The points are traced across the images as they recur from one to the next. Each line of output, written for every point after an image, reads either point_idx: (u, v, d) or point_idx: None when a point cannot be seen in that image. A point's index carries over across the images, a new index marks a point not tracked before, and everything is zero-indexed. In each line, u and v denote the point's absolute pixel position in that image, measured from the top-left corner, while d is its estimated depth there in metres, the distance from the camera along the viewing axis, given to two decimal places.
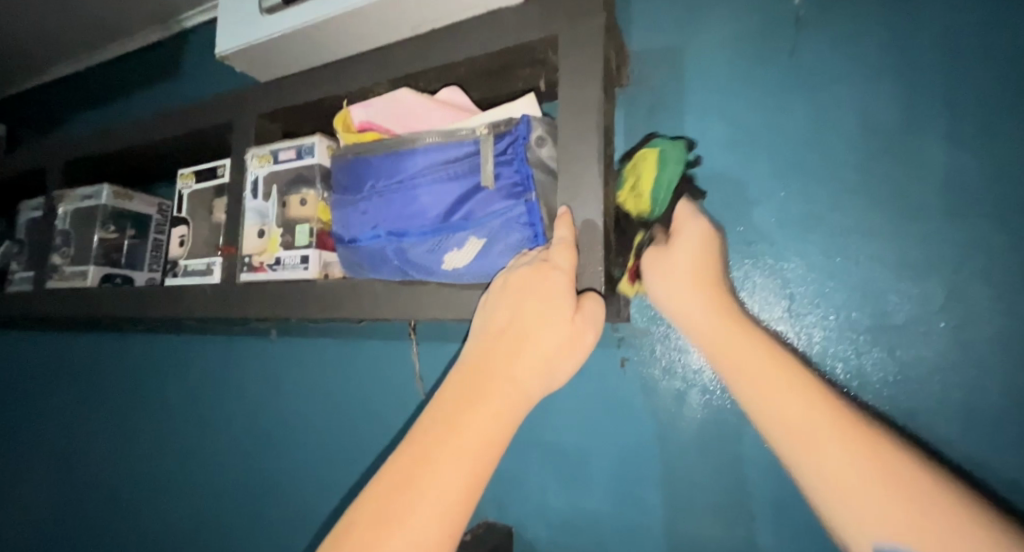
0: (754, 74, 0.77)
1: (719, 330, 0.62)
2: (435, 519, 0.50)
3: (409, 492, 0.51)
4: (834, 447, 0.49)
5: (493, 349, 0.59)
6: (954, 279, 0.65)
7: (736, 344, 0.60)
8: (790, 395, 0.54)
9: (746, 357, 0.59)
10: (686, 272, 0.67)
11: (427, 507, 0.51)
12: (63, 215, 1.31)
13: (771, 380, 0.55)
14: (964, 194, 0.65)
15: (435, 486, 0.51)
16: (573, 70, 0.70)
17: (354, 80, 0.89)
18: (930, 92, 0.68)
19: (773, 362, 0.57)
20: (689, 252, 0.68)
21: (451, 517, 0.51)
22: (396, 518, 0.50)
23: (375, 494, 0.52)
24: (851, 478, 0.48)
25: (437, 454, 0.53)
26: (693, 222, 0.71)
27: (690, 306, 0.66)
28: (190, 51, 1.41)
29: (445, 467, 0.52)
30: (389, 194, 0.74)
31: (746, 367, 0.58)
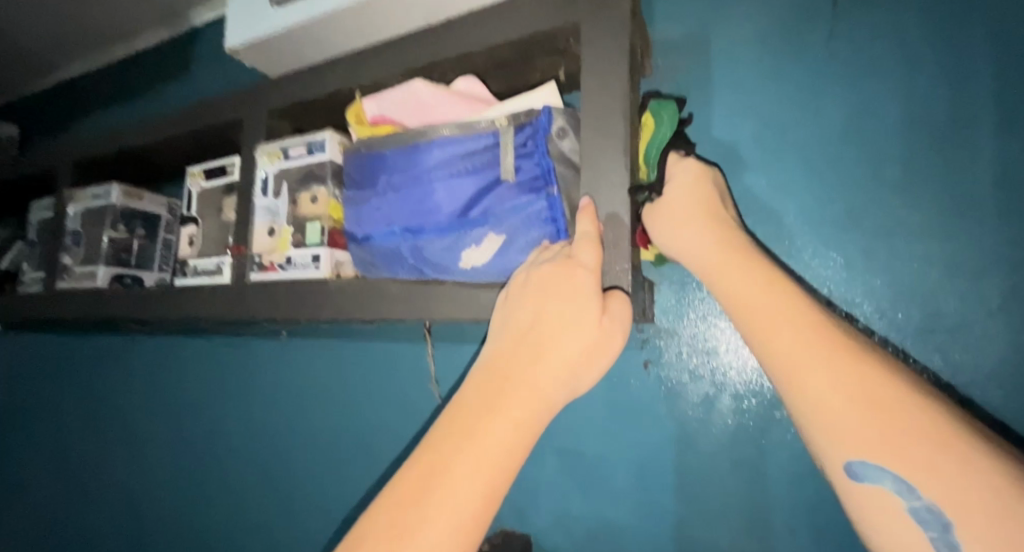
0: (786, 62, 0.73)
1: (715, 261, 0.58)
2: (451, 535, 0.47)
3: (425, 505, 0.48)
4: (823, 366, 0.46)
5: (515, 352, 0.55)
6: (1009, 278, 0.60)
7: (732, 269, 0.56)
8: (786, 326, 0.50)
9: (744, 286, 0.54)
10: (681, 208, 0.63)
11: (441, 521, 0.47)
12: (74, 215, 1.30)
13: (771, 310, 0.51)
14: (1018, 187, 0.61)
15: (451, 498, 0.48)
16: (597, 58, 0.66)
17: (367, 73, 0.86)
18: (979, 79, 0.63)
19: (774, 293, 0.53)
20: (684, 189, 0.64)
21: (467, 532, 0.47)
22: (408, 532, 0.47)
23: (386, 506, 0.49)
24: (840, 398, 0.45)
25: (453, 465, 0.49)
26: (687, 161, 0.66)
27: (686, 237, 0.61)
28: (200, 48, 1.39)
29: (462, 478, 0.49)
30: (403, 190, 0.71)
31: (741, 296, 0.54)
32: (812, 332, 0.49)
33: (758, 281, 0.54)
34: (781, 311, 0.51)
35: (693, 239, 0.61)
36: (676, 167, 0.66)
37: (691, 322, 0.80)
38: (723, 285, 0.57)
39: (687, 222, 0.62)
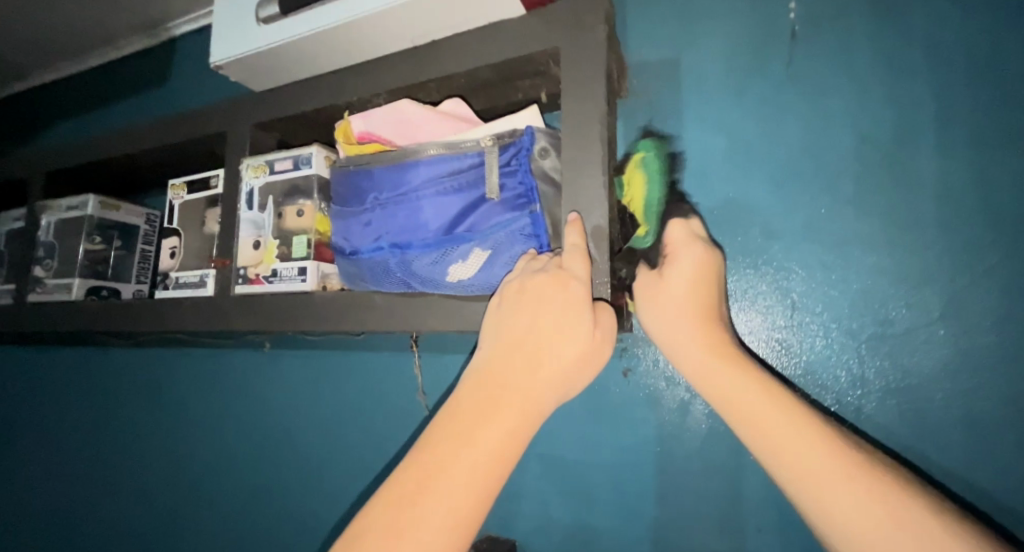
0: (751, 87, 0.78)
1: (715, 370, 0.62)
2: (448, 531, 0.50)
3: (422, 503, 0.51)
4: (841, 485, 0.51)
5: (510, 360, 0.58)
6: (950, 289, 0.66)
7: (735, 380, 0.60)
8: (797, 441, 0.54)
9: (748, 399, 0.59)
10: (684, 305, 0.66)
11: (440, 518, 0.50)
12: (47, 226, 1.28)
13: (777, 418, 0.56)
14: (957, 205, 0.67)
15: (449, 497, 0.51)
16: (576, 82, 0.70)
17: (353, 91, 0.88)
18: (923, 105, 0.69)
19: (778, 406, 0.57)
20: (688, 281, 0.67)
21: (460, 530, 0.51)
22: (408, 529, 0.50)
23: (385, 503, 0.52)
24: (859, 519, 0.49)
25: (451, 465, 0.52)
26: (696, 246, 0.69)
27: (685, 336, 0.65)
28: (179, 59, 1.39)
29: (458, 478, 0.52)
30: (393, 206, 0.73)
31: (747, 410, 0.58)
32: (825, 448, 0.53)
33: (762, 394, 0.58)
34: (790, 427, 0.55)
35: (692, 342, 0.64)
36: (684, 252, 0.69)
37: None
38: (724, 395, 0.60)
39: (688, 320, 0.65)
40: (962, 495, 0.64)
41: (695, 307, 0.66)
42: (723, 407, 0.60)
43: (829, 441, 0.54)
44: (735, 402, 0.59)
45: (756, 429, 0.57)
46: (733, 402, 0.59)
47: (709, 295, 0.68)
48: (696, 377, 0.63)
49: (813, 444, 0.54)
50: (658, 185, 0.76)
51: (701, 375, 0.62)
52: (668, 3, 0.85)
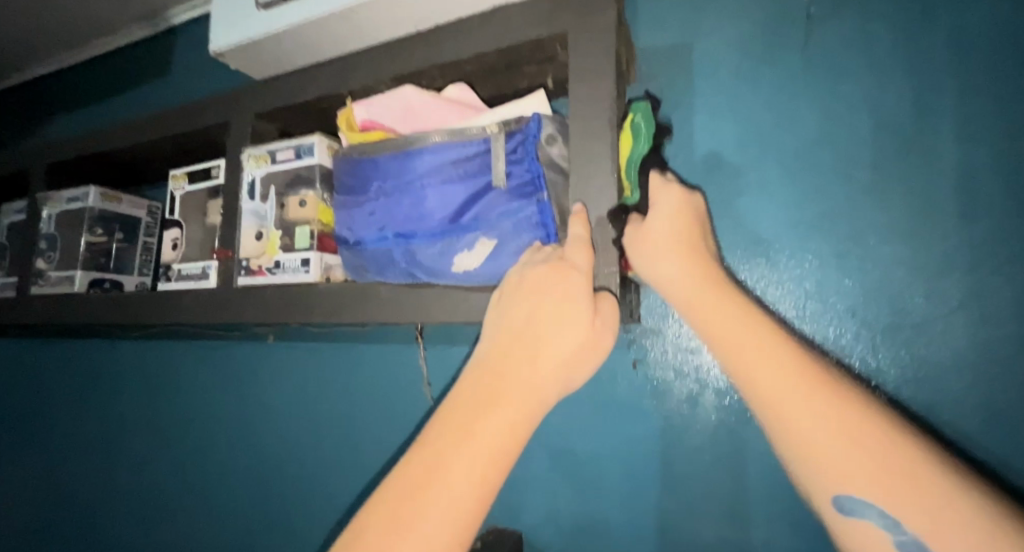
0: (763, 71, 0.76)
1: (695, 292, 0.58)
2: (451, 525, 0.49)
3: (421, 499, 0.50)
4: (818, 402, 0.47)
5: (511, 352, 0.57)
6: (967, 278, 0.64)
7: (713, 303, 0.56)
8: (769, 363, 0.50)
9: (725, 320, 0.54)
10: (661, 238, 0.61)
11: (441, 514, 0.49)
12: (48, 218, 1.27)
13: (751, 337, 0.52)
14: (976, 193, 0.65)
15: (450, 492, 0.50)
16: (584, 67, 0.68)
17: (355, 79, 0.87)
18: (941, 89, 0.67)
19: (756, 329, 0.53)
20: (666, 218, 0.62)
21: (461, 525, 0.49)
22: (410, 525, 0.49)
23: (385, 500, 0.51)
24: (834, 435, 0.46)
25: (452, 458, 0.51)
26: (670, 189, 0.65)
27: (665, 265, 0.60)
28: (180, 48, 1.38)
29: (458, 472, 0.51)
30: (396, 195, 0.72)
31: (723, 331, 0.54)
32: (795, 371, 0.49)
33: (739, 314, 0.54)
34: (766, 350, 0.51)
35: (670, 266, 0.59)
36: (660, 194, 0.65)
37: (674, 322, 0.83)
38: (703, 314, 0.56)
39: (666, 250, 0.60)
40: None
41: (675, 236, 0.61)
42: (699, 327, 0.56)
43: (805, 367, 0.50)
44: (711, 323, 0.55)
45: (731, 349, 0.53)
46: (709, 323, 0.55)
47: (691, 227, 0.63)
48: (676, 295, 0.59)
49: (787, 367, 0.50)
50: (645, 143, 0.68)
51: (681, 296, 0.58)
52: None
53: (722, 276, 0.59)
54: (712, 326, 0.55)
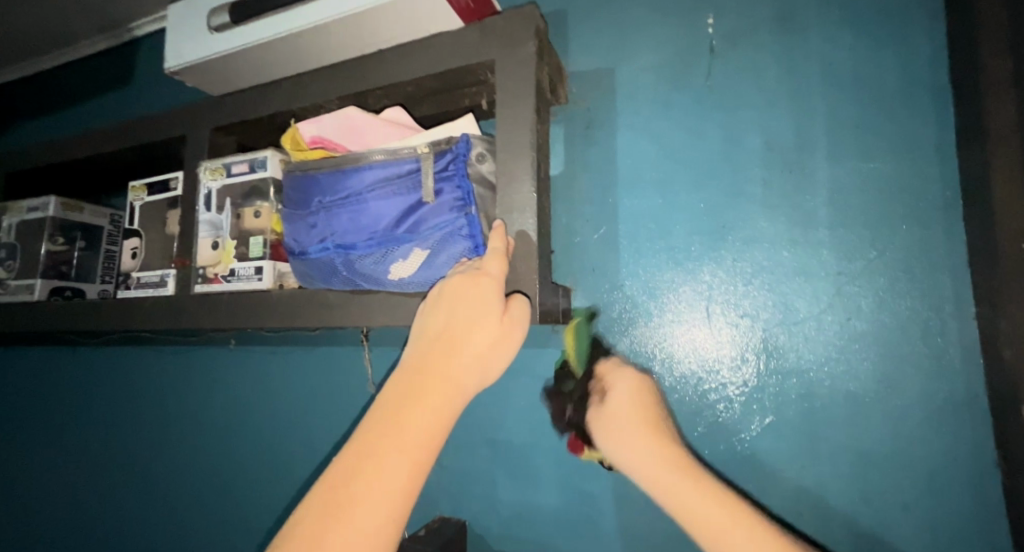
0: (673, 95, 0.84)
1: (658, 468, 0.66)
2: (382, 507, 0.55)
3: (355, 485, 0.56)
4: None
5: (432, 350, 0.64)
6: (841, 281, 0.73)
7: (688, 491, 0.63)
8: (735, 533, 0.58)
9: (689, 496, 0.62)
10: (626, 420, 0.71)
11: (372, 498, 0.55)
12: (8, 228, 1.29)
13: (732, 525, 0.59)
14: (848, 206, 0.74)
15: (380, 480, 0.56)
16: (508, 93, 0.75)
17: (303, 98, 0.92)
18: (821, 115, 0.76)
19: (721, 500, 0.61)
20: (633, 399, 0.74)
21: (394, 506, 0.56)
22: (343, 510, 0.54)
23: (323, 491, 0.56)
24: None
25: (379, 449, 0.57)
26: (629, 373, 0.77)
27: (641, 451, 0.68)
28: (139, 60, 1.41)
29: (388, 460, 0.57)
30: (336, 209, 0.78)
31: (689, 507, 0.62)
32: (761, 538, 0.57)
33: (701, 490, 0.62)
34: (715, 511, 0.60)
35: (645, 452, 0.68)
36: (619, 379, 0.76)
37: None
38: (666, 490, 0.64)
39: (630, 425, 0.71)
40: (849, 466, 0.72)
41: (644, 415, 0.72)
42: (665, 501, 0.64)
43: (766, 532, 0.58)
44: (677, 497, 0.63)
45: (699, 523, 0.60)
46: (675, 498, 0.63)
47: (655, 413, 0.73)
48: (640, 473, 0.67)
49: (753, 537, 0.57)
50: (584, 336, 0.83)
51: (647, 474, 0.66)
52: (602, 16, 0.90)
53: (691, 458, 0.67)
54: (678, 501, 0.63)
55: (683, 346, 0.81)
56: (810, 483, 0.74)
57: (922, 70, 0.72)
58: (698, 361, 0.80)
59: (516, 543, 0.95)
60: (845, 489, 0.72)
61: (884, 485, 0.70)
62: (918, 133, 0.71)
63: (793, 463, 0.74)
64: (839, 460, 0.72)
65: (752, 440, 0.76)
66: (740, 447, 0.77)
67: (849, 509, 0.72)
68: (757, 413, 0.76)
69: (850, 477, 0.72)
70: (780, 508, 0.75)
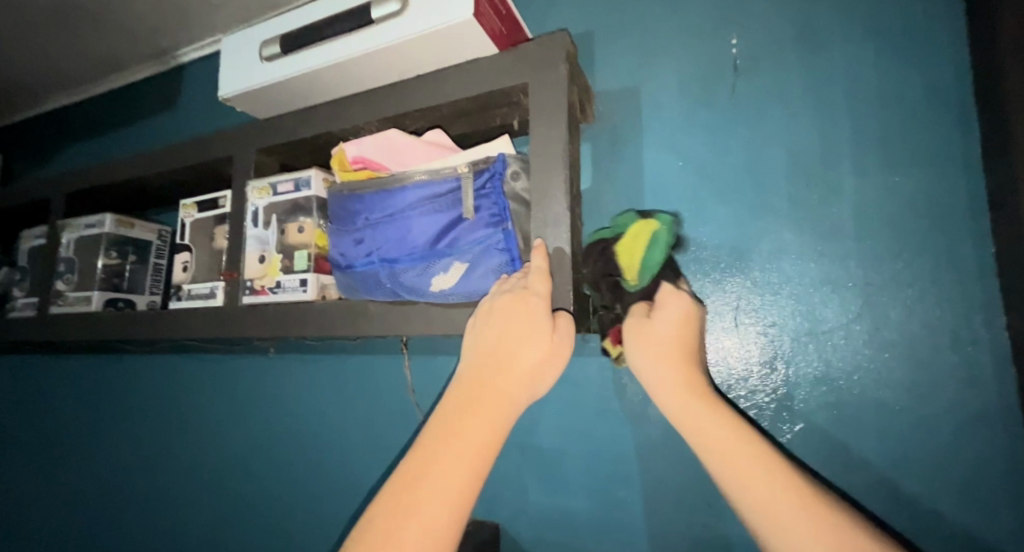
0: (699, 112, 0.88)
1: (699, 414, 0.69)
2: (445, 509, 0.61)
3: (420, 489, 0.61)
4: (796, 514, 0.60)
5: (484, 367, 0.69)
6: (868, 290, 0.75)
7: (700, 416, 0.69)
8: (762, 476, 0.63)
9: (725, 437, 0.66)
10: (667, 346, 0.74)
11: (436, 501, 0.61)
12: (67, 243, 1.38)
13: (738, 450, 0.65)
14: (873, 218, 0.76)
15: (443, 483, 0.62)
16: (541, 114, 0.80)
17: (345, 120, 0.98)
18: (844, 129, 0.79)
19: (758, 446, 0.65)
20: (670, 329, 0.74)
21: (455, 508, 0.61)
22: (411, 512, 0.60)
23: (391, 494, 0.62)
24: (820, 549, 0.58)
25: (443, 457, 0.63)
26: (675, 295, 0.76)
27: (666, 379, 0.72)
28: (186, 85, 1.50)
29: (451, 465, 0.62)
30: (382, 226, 0.83)
31: (724, 447, 0.66)
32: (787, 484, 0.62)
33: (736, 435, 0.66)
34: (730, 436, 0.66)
35: (670, 379, 0.72)
36: (669, 298, 0.76)
37: None
38: (698, 432, 0.68)
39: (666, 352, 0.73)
40: (880, 469, 0.74)
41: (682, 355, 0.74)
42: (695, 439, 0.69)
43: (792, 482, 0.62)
44: (703, 434, 0.68)
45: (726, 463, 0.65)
46: (703, 437, 0.68)
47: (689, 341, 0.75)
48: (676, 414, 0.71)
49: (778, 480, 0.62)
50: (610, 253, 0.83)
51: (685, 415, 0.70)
52: (630, 38, 0.94)
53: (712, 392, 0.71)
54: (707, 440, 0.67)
55: (713, 354, 0.84)
56: (840, 487, 0.76)
57: (946, 86, 0.74)
58: (726, 368, 0.83)
59: (549, 545, 0.98)
60: (874, 493, 0.74)
61: (913, 491, 0.72)
62: (943, 146, 0.73)
63: (821, 467, 0.77)
64: (868, 465, 0.74)
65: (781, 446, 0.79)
66: None
67: (877, 515, 0.74)
68: (786, 420, 0.79)
69: (879, 483, 0.74)
70: None
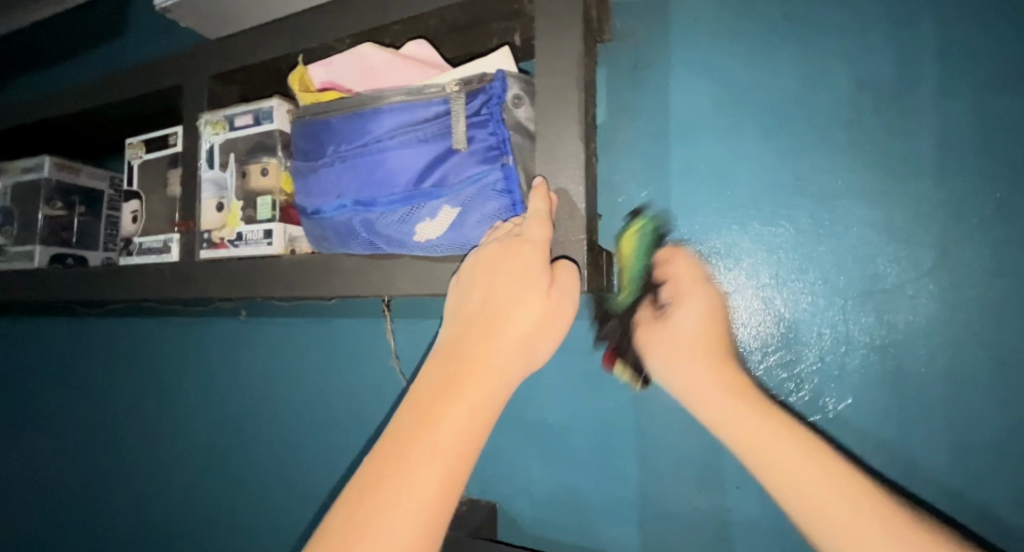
0: (740, 28, 0.73)
1: (719, 401, 0.70)
2: (414, 517, 0.47)
3: (386, 492, 0.48)
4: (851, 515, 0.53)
5: (466, 334, 0.55)
6: (944, 240, 0.63)
7: (748, 423, 0.66)
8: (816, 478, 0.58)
9: (773, 447, 0.63)
10: (689, 342, 0.73)
11: (404, 507, 0.47)
12: (4, 190, 1.22)
13: (784, 450, 0.62)
14: (954, 153, 0.63)
15: (415, 484, 0.48)
16: (550, 22, 0.64)
17: (313, 38, 0.81)
18: (922, 45, 0.65)
19: (808, 452, 0.61)
20: (687, 336, 0.74)
21: (431, 519, 0.48)
22: (370, 522, 0.47)
23: (350, 502, 0.48)
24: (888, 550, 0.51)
25: (412, 451, 0.49)
26: (699, 295, 0.75)
27: (698, 379, 0.72)
28: (132, 8, 1.30)
29: (424, 463, 0.49)
30: (353, 159, 0.68)
31: (777, 464, 0.61)
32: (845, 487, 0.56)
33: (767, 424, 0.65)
34: (774, 439, 0.63)
35: (710, 385, 0.71)
36: (687, 300, 0.75)
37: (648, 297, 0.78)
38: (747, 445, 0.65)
39: (695, 358, 0.73)
40: (950, 449, 0.63)
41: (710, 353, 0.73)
42: (747, 451, 0.65)
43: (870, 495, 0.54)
44: (748, 444, 0.65)
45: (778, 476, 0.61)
46: (750, 445, 0.65)
47: (722, 331, 0.73)
48: (718, 422, 0.70)
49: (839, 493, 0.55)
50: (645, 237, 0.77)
51: (726, 424, 0.68)
52: None
53: (751, 391, 0.70)
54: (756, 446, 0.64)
55: (747, 317, 0.72)
56: (899, 467, 0.65)
57: None
58: (761, 334, 0.71)
59: (552, 528, 0.88)
60: (939, 478, 0.64)
61: (987, 477, 0.62)
62: None
63: (872, 446, 0.66)
64: (934, 443, 0.64)
65: (825, 423, 0.68)
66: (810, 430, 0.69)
67: (943, 503, 0.63)
68: (831, 393, 0.68)
69: (948, 466, 0.63)
70: None
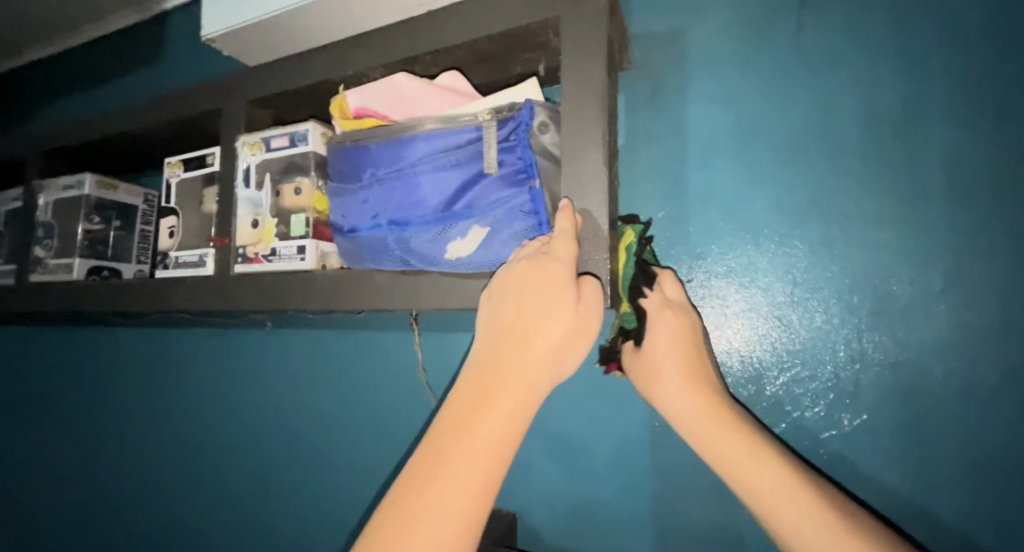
0: (756, 59, 0.77)
1: (709, 426, 0.66)
2: (454, 516, 0.50)
3: (428, 493, 0.51)
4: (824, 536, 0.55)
5: (500, 345, 0.58)
6: (955, 262, 0.66)
7: (714, 431, 0.65)
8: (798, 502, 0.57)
9: (740, 459, 0.62)
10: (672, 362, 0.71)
11: (444, 508, 0.50)
12: (45, 206, 1.27)
13: (745, 459, 0.62)
14: (963, 179, 0.66)
15: (455, 486, 0.51)
16: (575, 53, 0.68)
17: (348, 66, 0.86)
18: (930, 77, 0.68)
19: (772, 463, 0.61)
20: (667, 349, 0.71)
21: (470, 519, 0.51)
22: (414, 520, 0.50)
23: (394, 501, 0.52)
24: None
25: (452, 454, 0.52)
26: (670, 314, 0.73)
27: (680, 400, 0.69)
28: (171, 33, 1.37)
29: (463, 465, 0.52)
30: (389, 182, 0.72)
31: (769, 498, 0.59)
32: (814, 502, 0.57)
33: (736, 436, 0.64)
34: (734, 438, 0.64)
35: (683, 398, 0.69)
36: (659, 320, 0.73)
37: None
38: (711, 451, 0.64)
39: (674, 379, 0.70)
40: (964, 464, 0.65)
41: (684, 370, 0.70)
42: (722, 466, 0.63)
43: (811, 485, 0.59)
44: (712, 444, 0.65)
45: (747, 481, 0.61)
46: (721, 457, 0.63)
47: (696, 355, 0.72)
48: (703, 446, 0.66)
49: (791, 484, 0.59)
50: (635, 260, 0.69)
51: (707, 445, 0.65)
52: None
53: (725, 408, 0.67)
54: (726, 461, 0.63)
55: (764, 334, 0.75)
56: (914, 481, 0.67)
57: None
58: (777, 351, 0.74)
59: (572, 538, 0.90)
60: (954, 493, 0.65)
61: (1000, 491, 0.63)
62: None
63: (887, 460, 0.68)
64: (948, 459, 0.66)
65: (840, 437, 0.70)
66: (825, 445, 0.71)
67: (957, 516, 0.65)
68: (845, 408, 0.70)
69: (962, 481, 0.65)
70: (872, 503, 0.69)
